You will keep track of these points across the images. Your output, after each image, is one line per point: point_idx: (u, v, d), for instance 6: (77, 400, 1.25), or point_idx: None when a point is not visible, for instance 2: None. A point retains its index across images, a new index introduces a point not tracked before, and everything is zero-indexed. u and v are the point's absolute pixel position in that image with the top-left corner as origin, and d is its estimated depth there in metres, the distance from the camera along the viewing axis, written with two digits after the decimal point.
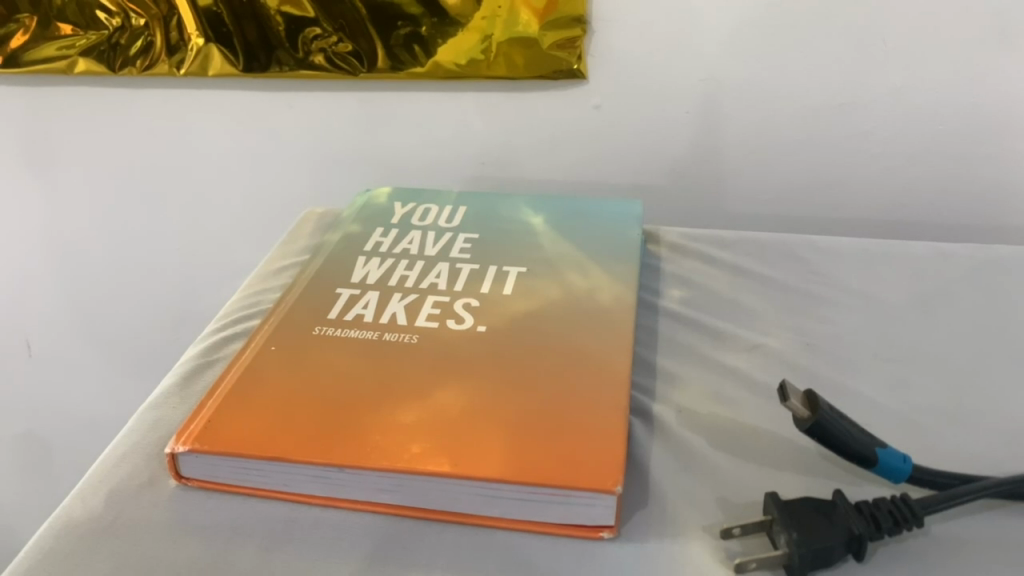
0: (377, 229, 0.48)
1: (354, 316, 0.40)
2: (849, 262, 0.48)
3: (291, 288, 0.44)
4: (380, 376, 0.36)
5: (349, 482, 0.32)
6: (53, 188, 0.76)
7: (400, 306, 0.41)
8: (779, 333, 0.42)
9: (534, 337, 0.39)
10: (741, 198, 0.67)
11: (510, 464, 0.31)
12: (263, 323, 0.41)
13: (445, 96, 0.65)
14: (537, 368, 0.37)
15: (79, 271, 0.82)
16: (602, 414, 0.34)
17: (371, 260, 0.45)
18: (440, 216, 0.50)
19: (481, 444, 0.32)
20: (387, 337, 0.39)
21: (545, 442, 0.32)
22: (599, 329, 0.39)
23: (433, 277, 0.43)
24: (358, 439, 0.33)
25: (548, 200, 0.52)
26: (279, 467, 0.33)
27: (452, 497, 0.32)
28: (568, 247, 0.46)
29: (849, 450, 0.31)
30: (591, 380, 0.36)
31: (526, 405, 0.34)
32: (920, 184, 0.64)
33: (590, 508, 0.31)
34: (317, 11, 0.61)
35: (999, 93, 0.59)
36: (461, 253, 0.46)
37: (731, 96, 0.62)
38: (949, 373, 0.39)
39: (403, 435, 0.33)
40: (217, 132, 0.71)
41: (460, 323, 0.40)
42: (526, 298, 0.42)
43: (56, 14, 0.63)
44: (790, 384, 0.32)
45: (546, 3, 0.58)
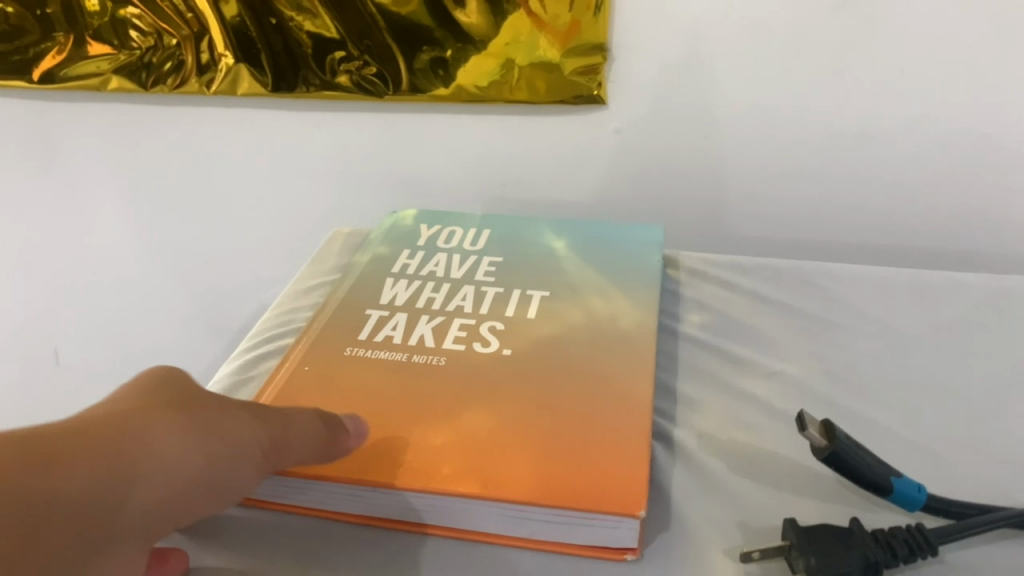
0: (403, 251, 0.50)
1: (383, 337, 0.42)
2: (865, 289, 0.49)
3: (320, 308, 0.45)
4: (411, 397, 0.38)
5: (383, 500, 0.33)
6: (82, 200, 0.78)
7: (428, 328, 0.42)
8: (796, 360, 0.44)
9: (558, 361, 0.40)
10: (758, 221, 0.68)
11: (538, 487, 0.32)
12: (296, 342, 0.43)
13: (468, 117, 0.67)
14: (562, 392, 0.38)
15: (104, 281, 0.84)
16: (626, 438, 0.35)
17: (399, 282, 0.46)
18: (465, 239, 0.51)
19: (508, 467, 0.33)
20: (416, 359, 0.40)
21: (571, 465, 0.33)
22: (622, 355, 0.40)
23: (459, 299, 0.45)
24: (390, 458, 0.34)
25: (570, 224, 0.54)
26: (314, 484, 0.34)
27: (482, 517, 0.33)
28: (591, 272, 0.48)
29: (864, 478, 0.32)
30: (614, 405, 0.37)
31: (551, 428, 0.36)
32: (935, 211, 0.65)
33: (614, 531, 0.32)
34: (343, 34, 0.63)
35: (1011, 124, 0.60)
36: (485, 275, 0.47)
37: (746, 123, 0.63)
38: (963, 403, 0.40)
39: (433, 455, 0.34)
40: (245, 149, 0.72)
41: (487, 346, 0.41)
42: (550, 322, 0.43)
43: (91, 33, 0.65)
44: (806, 413, 0.33)
45: (567, 31, 0.60)
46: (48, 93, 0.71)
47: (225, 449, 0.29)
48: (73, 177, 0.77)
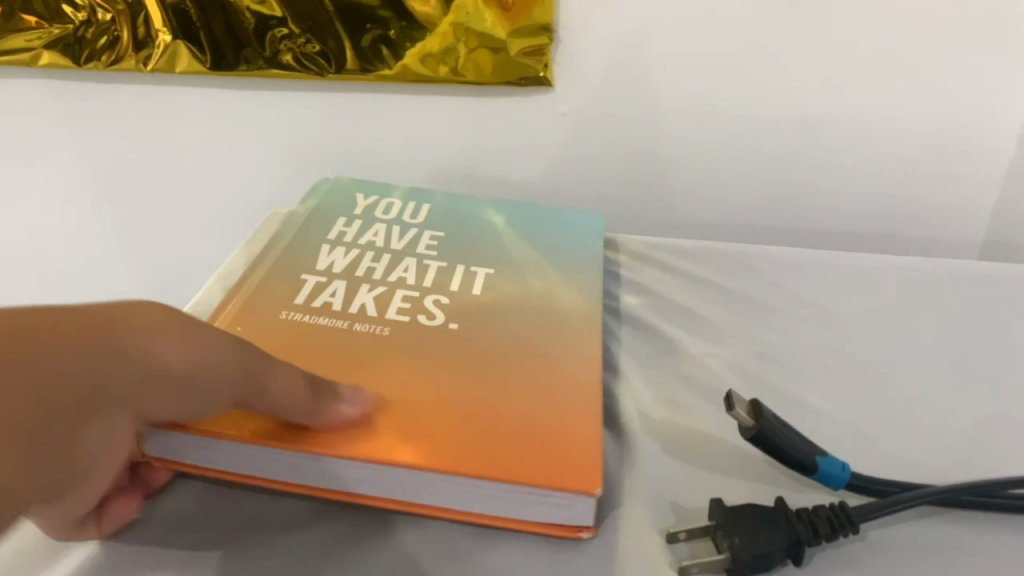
0: (341, 219, 0.48)
1: (323, 305, 0.41)
2: (801, 273, 0.50)
3: (254, 272, 0.44)
4: (353, 365, 0.36)
5: (325, 470, 0.32)
6: (15, 180, 0.75)
7: (369, 297, 0.41)
8: (732, 342, 0.44)
9: (505, 339, 0.39)
10: (709, 206, 0.69)
11: (491, 461, 0.32)
12: (228, 304, 0.41)
13: (414, 99, 0.66)
14: (510, 368, 0.37)
15: (43, 263, 0.82)
16: (578, 418, 0.35)
17: (338, 250, 0.45)
18: (404, 211, 0.50)
19: (459, 440, 0.32)
20: (358, 328, 0.39)
21: (525, 440, 0.33)
22: (567, 336, 0.40)
23: (401, 271, 0.44)
24: (334, 426, 0.33)
25: (512, 206, 0.53)
26: (253, 451, 0.32)
27: (431, 491, 0.32)
28: (534, 253, 0.47)
29: (789, 457, 0.32)
30: (567, 385, 0.37)
31: (502, 404, 0.35)
32: (877, 197, 0.67)
33: (569, 510, 0.31)
34: (285, 10, 0.61)
35: (949, 112, 0.62)
36: (428, 249, 0.46)
37: (694, 108, 0.64)
38: (890, 384, 0.41)
39: (380, 426, 0.33)
40: (187, 128, 0.70)
41: (432, 319, 0.40)
42: (495, 299, 0.42)
43: (21, 6, 0.63)
44: (734, 393, 0.33)
45: (514, 11, 0.59)
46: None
47: (206, 378, 0.29)
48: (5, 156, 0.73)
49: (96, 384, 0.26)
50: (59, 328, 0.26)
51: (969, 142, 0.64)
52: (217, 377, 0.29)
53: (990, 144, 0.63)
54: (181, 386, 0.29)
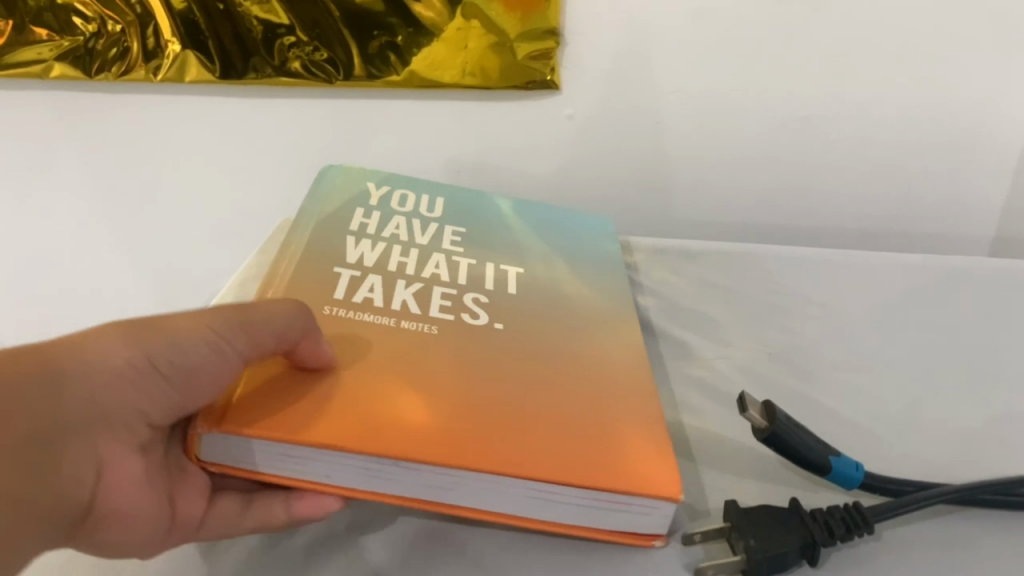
0: (359, 210, 0.47)
1: (362, 299, 0.39)
2: (808, 272, 0.50)
3: (278, 267, 0.41)
4: (405, 363, 0.35)
5: (392, 475, 0.31)
6: (27, 192, 0.75)
7: (409, 295, 0.40)
8: (742, 343, 0.44)
9: (550, 340, 0.39)
10: (715, 204, 0.69)
11: (573, 467, 0.31)
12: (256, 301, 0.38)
13: (421, 104, 0.66)
14: (563, 369, 0.37)
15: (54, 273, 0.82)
16: (643, 424, 0.34)
17: (364, 242, 0.43)
18: (421, 204, 0.49)
19: (533, 441, 0.32)
20: (404, 325, 0.37)
21: (597, 445, 0.32)
22: (608, 338, 0.41)
23: (433, 267, 0.43)
24: (405, 427, 0.31)
25: (525, 204, 0.53)
26: (318, 455, 0.31)
27: (504, 498, 0.31)
28: (551, 253, 0.48)
29: (803, 458, 0.32)
30: (621, 389, 0.36)
31: (565, 407, 0.34)
32: (888, 196, 0.68)
33: (647, 516, 0.31)
34: (292, 18, 0.61)
35: (951, 109, 0.63)
36: (453, 245, 0.46)
37: (700, 108, 0.65)
38: (901, 384, 0.41)
39: (450, 427, 0.32)
40: (195, 136, 0.71)
41: (475, 318, 0.39)
42: (532, 299, 0.42)
43: (32, 18, 0.63)
44: (748, 395, 0.33)
45: (521, 17, 0.59)
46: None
47: (185, 343, 0.31)
48: (14, 168, 0.73)
49: (65, 387, 0.28)
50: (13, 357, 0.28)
51: (969, 139, 0.65)
52: (192, 339, 0.31)
53: (999, 140, 0.65)
54: (162, 363, 0.30)
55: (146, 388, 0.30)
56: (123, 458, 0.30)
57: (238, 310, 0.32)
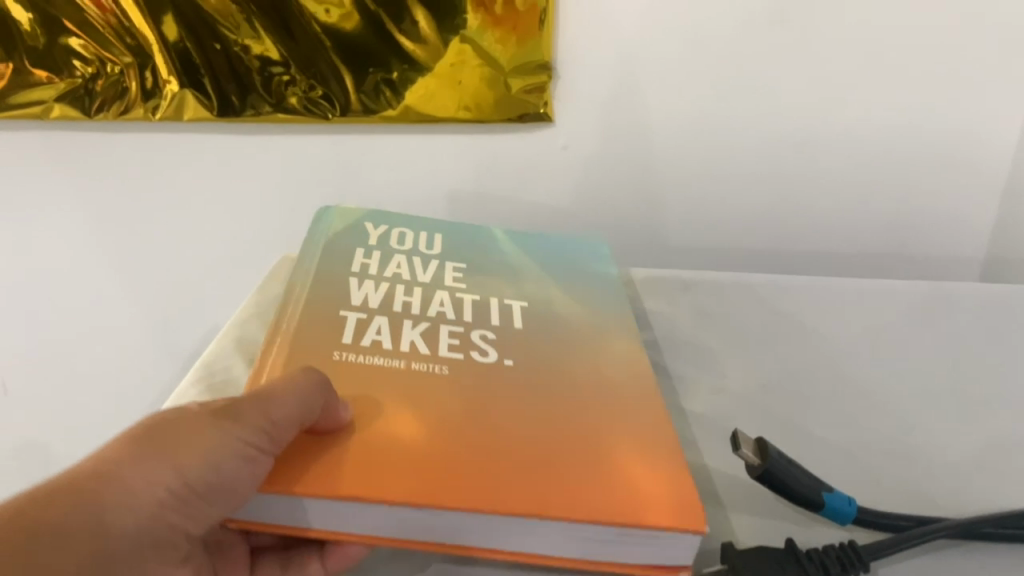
0: (359, 251, 0.48)
1: (370, 342, 0.39)
2: (800, 300, 0.51)
3: (284, 311, 0.41)
4: (422, 403, 0.35)
5: (428, 522, 0.31)
6: (19, 234, 0.74)
7: (416, 335, 0.40)
8: (739, 374, 0.45)
9: (564, 377, 0.39)
10: (712, 230, 0.71)
11: (602, 504, 0.31)
12: (266, 349, 0.39)
13: (419, 140, 0.67)
14: (578, 405, 0.37)
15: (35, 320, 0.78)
16: (668, 457, 0.34)
17: (366, 283, 0.44)
18: (419, 242, 0.50)
19: (561, 482, 0.32)
20: (415, 365, 0.38)
21: (624, 481, 0.32)
22: (620, 366, 0.41)
23: (438, 304, 0.43)
24: (431, 474, 0.31)
25: (520, 236, 0.54)
26: (342, 505, 0.30)
27: (535, 537, 0.31)
28: (548, 284, 0.49)
29: (797, 495, 0.33)
30: (638, 419, 0.37)
31: (587, 444, 0.34)
32: (885, 217, 0.70)
33: (677, 549, 0.31)
34: (286, 55, 0.62)
35: (933, 132, 0.66)
36: (455, 282, 0.46)
37: (693, 136, 0.66)
38: (894, 414, 0.42)
39: (476, 472, 0.32)
40: (195, 175, 0.71)
41: (485, 355, 0.40)
42: (540, 333, 0.43)
43: (34, 60, 0.62)
44: (740, 433, 0.34)
45: (512, 52, 0.61)
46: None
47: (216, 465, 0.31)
48: (6, 211, 0.72)
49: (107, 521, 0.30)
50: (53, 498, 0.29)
51: (954, 161, 0.67)
52: (223, 459, 0.31)
53: (982, 162, 0.67)
54: (198, 484, 0.31)
55: (185, 506, 0.32)
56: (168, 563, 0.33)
57: (261, 410, 0.32)
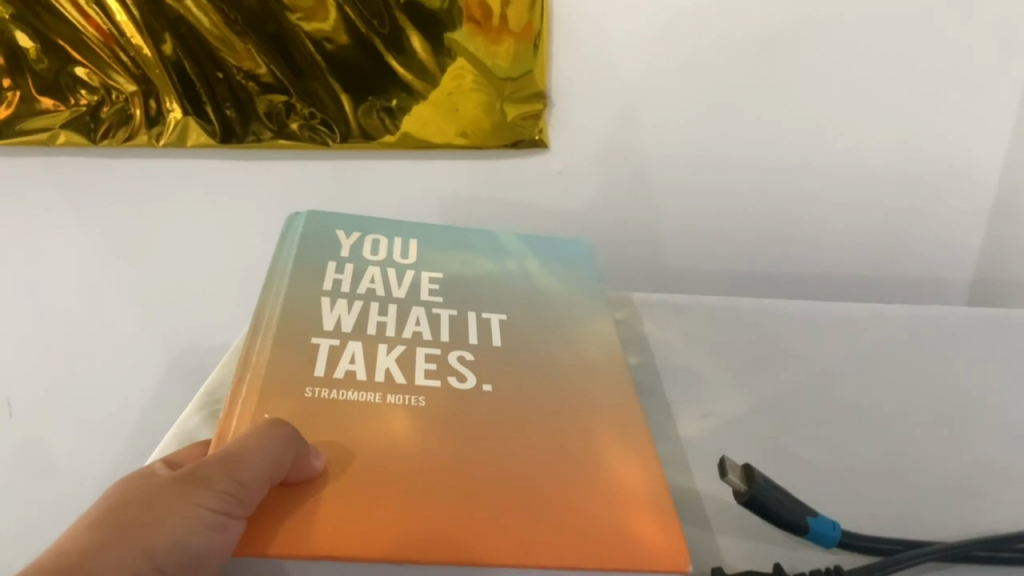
0: (330, 264, 0.44)
1: (343, 373, 0.36)
2: (790, 326, 0.53)
3: (252, 341, 0.38)
4: (401, 445, 0.32)
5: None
6: (26, 257, 0.75)
7: (392, 361, 0.37)
8: (731, 398, 0.46)
9: (545, 401, 0.37)
10: (707, 252, 0.72)
11: (603, 554, 0.28)
12: (235, 385, 0.35)
13: (419, 165, 0.69)
14: (561, 435, 0.35)
15: (41, 342, 0.79)
16: (661, 490, 0.33)
17: (338, 303, 0.41)
18: (392, 250, 0.47)
19: (557, 533, 0.29)
20: (390, 398, 0.35)
21: (620, 523, 0.30)
22: (597, 386, 0.39)
23: (414, 324, 0.41)
24: (420, 530, 0.28)
25: (495, 241, 0.52)
26: (324, 567, 0.27)
27: None
28: (530, 292, 0.47)
29: (782, 519, 0.35)
30: (625, 446, 0.35)
31: (575, 481, 0.32)
32: (875, 239, 0.72)
33: None
34: (290, 84, 0.63)
35: (920, 156, 0.68)
36: (431, 295, 0.44)
37: (685, 162, 0.68)
38: (885, 436, 0.44)
39: (466, 523, 0.29)
40: (197, 200, 0.72)
41: (464, 381, 0.37)
42: (520, 349, 0.41)
43: (41, 88, 0.62)
44: (727, 460, 0.35)
45: (507, 81, 0.62)
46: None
47: (184, 542, 0.26)
48: (13, 233, 0.73)
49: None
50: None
51: (939, 184, 0.69)
52: (189, 534, 0.26)
53: (970, 184, 0.69)
54: (161, 573, 0.26)
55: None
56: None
57: (227, 469, 0.28)
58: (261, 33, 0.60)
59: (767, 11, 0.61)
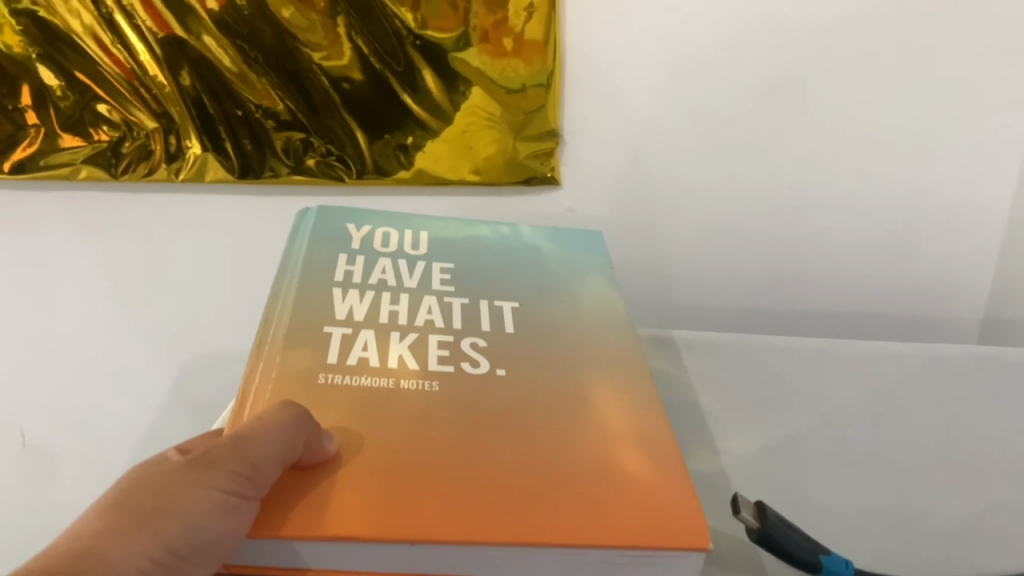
0: (341, 257, 0.48)
1: (357, 360, 0.39)
2: (799, 364, 0.53)
3: (265, 332, 0.41)
4: (416, 430, 0.35)
5: (425, 559, 0.30)
6: (43, 290, 0.75)
7: (404, 348, 0.41)
8: (739, 437, 0.47)
9: (551, 383, 0.40)
10: (718, 289, 0.73)
11: (603, 528, 0.31)
12: (248, 372, 0.38)
13: (432, 200, 0.70)
14: (567, 416, 0.38)
15: (56, 374, 0.79)
16: (666, 466, 0.35)
17: (351, 294, 0.44)
18: (404, 243, 0.51)
19: (559, 507, 0.32)
20: (403, 383, 0.38)
21: (621, 499, 0.33)
22: (603, 368, 0.42)
23: (426, 313, 0.44)
24: (431, 510, 0.31)
25: (504, 229, 0.56)
26: (342, 546, 0.30)
27: (538, 567, 0.31)
28: (539, 281, 0.50)
29: (796, 556, 0.36)
30: (632, 427, 0.38)
31: (580, 460, 0.35)
32: (883, 277, 0.72)
33: (681, 566, 0.32)
34: (308, 121, 0.64)
35: (929, 197, 0.69)
36: (442, 285, 0.47)
37: (697, 202, 0.69)
38: (896, 478, 0.45)
39: (474, 500, 0.32)
40: (211, 233, 0.73)
41: (476, 365, 0.41)
42: (528, 335, 0.44)
43: (65, 124, 0.63)
44: (740, 498, 0.37)
45: (520, 120, 0.64)
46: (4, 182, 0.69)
47: (201, 521, 0.29)
48: (31, 267, 0.74)
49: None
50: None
51: (948, 224, 0.70)
52: (206, 513, 0.30)
53: (978, 225, 0.70)
54: (180, 548, 0.29)
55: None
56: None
57: (241, 452, 0.31)
58: (280, 71, 0.62)
59: (774, 52, 0.62)
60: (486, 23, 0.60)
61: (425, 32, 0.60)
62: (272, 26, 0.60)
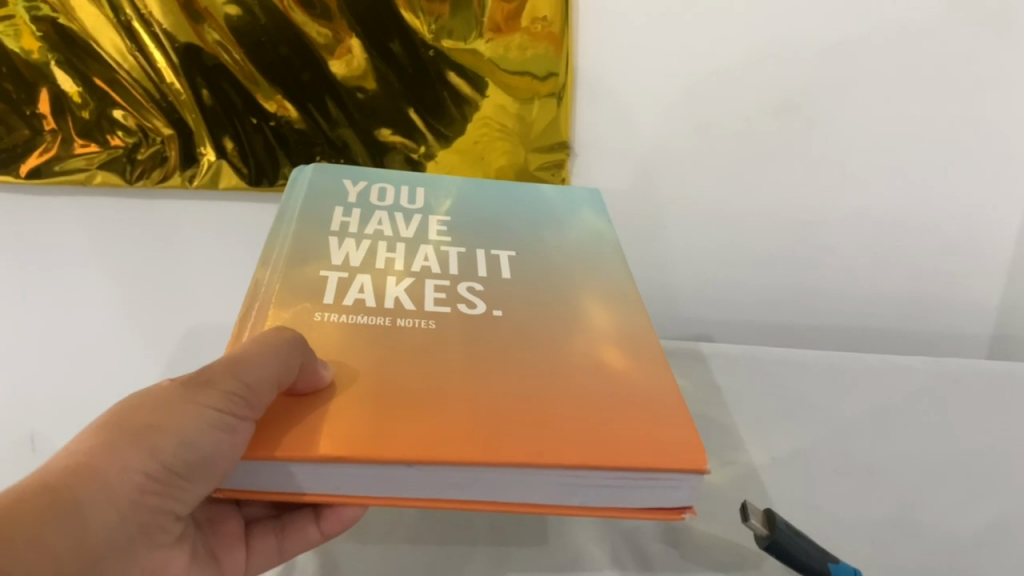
0: (338, 210, 0.50)
1: (353, 301, 0.41)
2: (811, 377, 0.54)
3: (262, 275, 0.43)
4: (412, 370, 0.37)
5: (415, 480, 0.32)
6: (57, 296, 0.75)
7: (400, 291, 0.42)
8: (749, 449, 0.48)
9: (545, 327, 0.42)
10: (728, 302, 0.74)
11: (593, 452, 0.32)
12: (244, 312, 0.40)
13: None
14: (561, 358, 0.39)
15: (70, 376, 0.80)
16: (664, 400, 0.37)
17: (347, 242, 0.46)
18: (402, 197, 0.53)
19: (551, 433, 0.33)
20: (400, 322, 0.40)
21: (617, 430, 0.34)
22: (598, 313, 0.44)
23: (422, 259, 0.46)
24: (425, 435, 0.33)
25: (505, 186, 0.57)
26: (337, 469, 0.32)
27: (528, 488, 0.33)
28: (538, 234, 0.51)
29: (805, 565, 0.36)
30: (628, 367, 0.39)
31: (574, 396, 0.36)
32: (891, 294, 0.73)
33: (675, 491, 0.33)
34: (318, 126, 0.65)
35: (941, 216, 0.69)
36: (439, 235, 0.49)
37: (708, 218, 0.69)
38: (902, 490, 0.46)
39: (467, 429, 0.33)
40: (225, 241, 0.74)
41: (473, 308, 0.42)
42: (523, 282, 0.45)
43: (80, 131, 0.63)
44: (750, 505, 0.37)
45: (531, 133, 0.65)
46: (19, 188, 0.69)
47: (200, 437, 0.33)
48: (46, 272, 0.74)
49: (86, 515, 0.31)
50: (29, 500, 0.30)
51: (958, 245, 0.70)
52: (202, 430, 0.33)
53: (989, 245, 0.70)
54: (179, 461, 0.33)
55: (166, 489, 0.34)
56: (160, 547, 0.36)
57: (234, 372, 0.33)
58: (293, 82, 0.63)
59: (784, 72, 0.63)
60: (498, 15, 0.59)
61: (439, 42, 0.60)
62: (290, 37, 0.60)
